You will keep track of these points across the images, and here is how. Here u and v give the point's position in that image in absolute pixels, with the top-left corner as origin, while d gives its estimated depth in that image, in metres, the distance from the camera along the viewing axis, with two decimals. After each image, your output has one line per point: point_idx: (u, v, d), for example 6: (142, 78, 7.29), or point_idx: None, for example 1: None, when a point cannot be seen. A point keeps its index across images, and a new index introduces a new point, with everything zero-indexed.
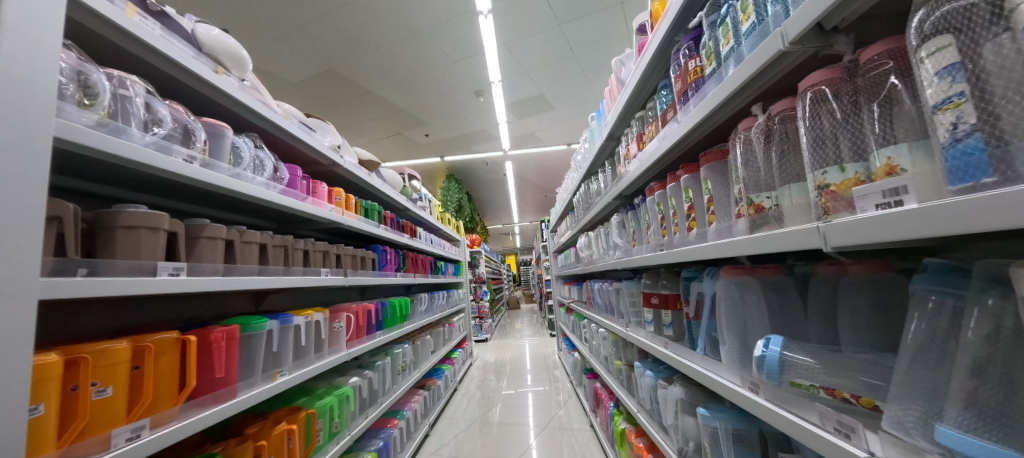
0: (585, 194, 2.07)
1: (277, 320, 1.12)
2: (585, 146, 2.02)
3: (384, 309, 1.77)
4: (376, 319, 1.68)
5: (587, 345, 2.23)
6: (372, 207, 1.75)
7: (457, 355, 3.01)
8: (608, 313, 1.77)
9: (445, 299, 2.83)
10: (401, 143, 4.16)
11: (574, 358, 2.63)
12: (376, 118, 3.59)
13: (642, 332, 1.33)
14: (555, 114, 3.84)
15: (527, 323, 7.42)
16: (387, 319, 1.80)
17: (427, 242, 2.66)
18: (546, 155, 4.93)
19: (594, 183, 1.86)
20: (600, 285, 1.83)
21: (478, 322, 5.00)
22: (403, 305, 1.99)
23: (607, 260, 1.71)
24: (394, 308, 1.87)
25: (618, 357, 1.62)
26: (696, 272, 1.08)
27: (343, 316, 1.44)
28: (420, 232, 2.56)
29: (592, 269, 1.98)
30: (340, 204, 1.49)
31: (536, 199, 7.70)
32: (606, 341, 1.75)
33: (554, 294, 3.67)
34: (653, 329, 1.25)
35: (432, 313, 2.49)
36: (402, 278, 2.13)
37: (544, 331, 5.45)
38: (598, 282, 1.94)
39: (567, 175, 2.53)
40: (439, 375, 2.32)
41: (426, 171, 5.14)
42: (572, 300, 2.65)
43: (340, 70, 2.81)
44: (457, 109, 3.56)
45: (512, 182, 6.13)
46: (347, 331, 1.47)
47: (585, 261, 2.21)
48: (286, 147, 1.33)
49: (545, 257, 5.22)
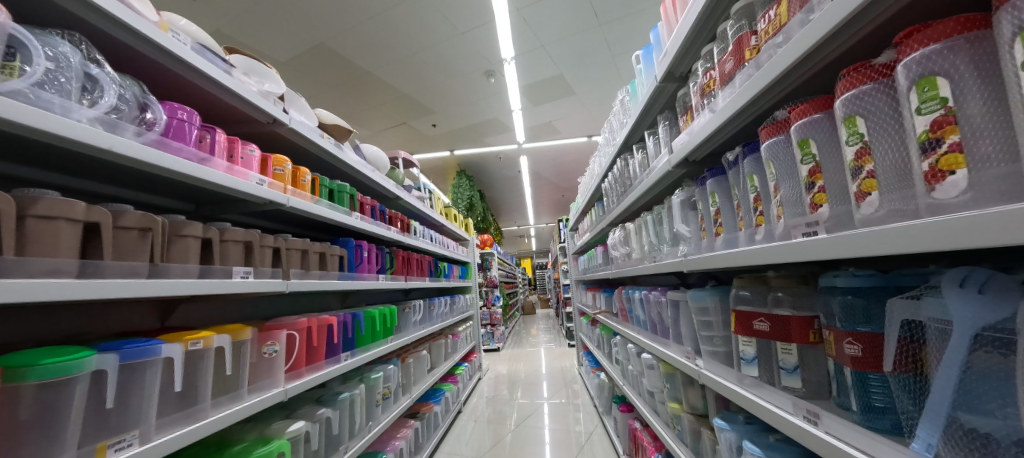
0: (620, 175, 1.65)
1: (121, 353, 0.71)
2: (622, 113, 1.61)
3: (357, 323, 1.42)
4: (342, 336, 1.33)
5: (619, 368, 1.80)
6: (341, 190, 1.41)
7: (464, 370, 2.64)
8: (654, 334, 1.35)
9: (448, 306, 2.47)
10: (407, 134, 3.85)
11: (600, 380, 2.20)
12: (378, 105, 3.29)
13: (728, 375, 0.90)
14: (575, 99, 3.42)
15: (543, 330, 6.98)
16: (363, 335, 1.45)
17: (428, 240, 2.31)
18: (565, 149, 4.51)
19: (637, 155, 1.43)
20: (642, 296, 1.42)
21: (489, 330, 4.61)
22: (386, 316, 1.63)
23: (660, 257, 1.29)
24: (373, 320, 1.52)
25: (673, 397, 1.20)
26: (865, 276, 0.64)
27: (280, 337, 1.07)
28: (419, 228, 2.21)
29: (629, 273, 1.56)
30: (280, 177, 1.13)
31: (553, 199, 7.28)
32: (654, 371, 1.33)
33: (575, 301, 3.24)
34: (759, 375, 0.83)
35: (431, 323, 2.12)
36: (391, 282, 1.78)
37: (562, 341, 4.98)
38: (637, 290, 1.53)
39: (594, 157, 2.12)
40: (438, 398, 1.93)
41: (435, 167, 4.82)
42: (598, 310, 2.23)
43: (331, 45, 2.50)
44: (466, 93, 3.20)
45: (527, 179, 5.72)
46: (287, 357, 1.10)
47: (618, 262, 1.79)
48: (198, 93, 0.96)
49: (564, 260, 4.78)
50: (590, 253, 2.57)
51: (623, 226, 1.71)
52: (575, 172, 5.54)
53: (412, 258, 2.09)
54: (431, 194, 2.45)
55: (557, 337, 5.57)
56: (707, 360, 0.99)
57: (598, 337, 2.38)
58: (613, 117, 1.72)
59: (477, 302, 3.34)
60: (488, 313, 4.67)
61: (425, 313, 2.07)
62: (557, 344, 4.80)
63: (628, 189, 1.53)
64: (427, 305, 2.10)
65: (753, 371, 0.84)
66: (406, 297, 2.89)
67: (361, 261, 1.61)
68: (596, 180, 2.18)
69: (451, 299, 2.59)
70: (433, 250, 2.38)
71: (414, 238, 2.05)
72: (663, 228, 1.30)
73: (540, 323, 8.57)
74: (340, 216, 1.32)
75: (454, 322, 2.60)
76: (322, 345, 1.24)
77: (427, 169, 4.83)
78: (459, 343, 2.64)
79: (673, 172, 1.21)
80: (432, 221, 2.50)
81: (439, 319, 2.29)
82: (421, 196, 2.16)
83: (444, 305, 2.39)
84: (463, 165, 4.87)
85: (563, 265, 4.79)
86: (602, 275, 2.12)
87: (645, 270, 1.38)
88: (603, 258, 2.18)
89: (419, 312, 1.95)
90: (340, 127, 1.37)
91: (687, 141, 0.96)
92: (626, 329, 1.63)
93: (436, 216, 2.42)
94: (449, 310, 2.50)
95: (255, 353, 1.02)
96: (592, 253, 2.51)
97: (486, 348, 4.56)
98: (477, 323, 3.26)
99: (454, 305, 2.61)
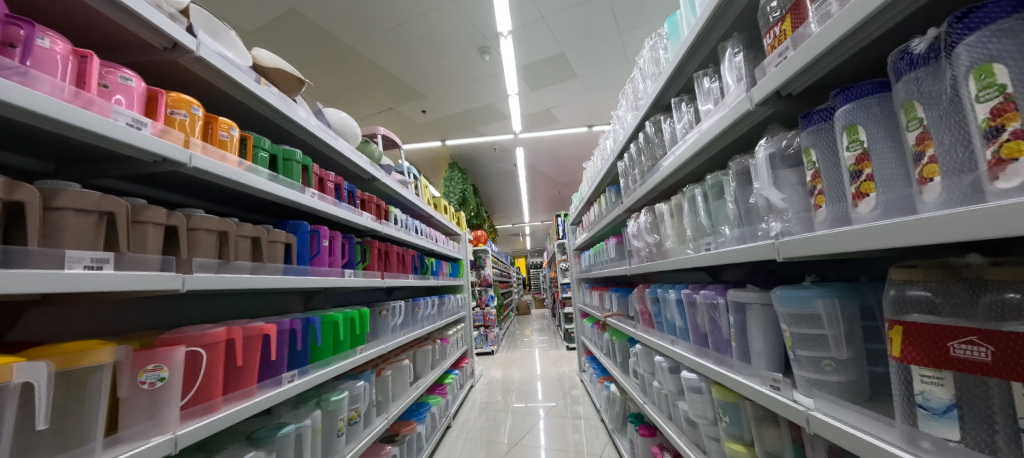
0: (647, 149, 1.40)
1: None
2: (646, 75, 1.35)
3: (308, 331, 1.18)
4: (291, 348, 1.10)
5: (640, 383, 1.56)
6: (291, 156, 1.14)
7: (454, 379, 2.36)
8: (702, 347, 1.10)
9: (436, 307, 2.21)
10: (395, 122, 3.55)
11: (609, 393, 1.94)
12: (361, 86, 2.99)
13: (862, 421, 0.62)
14: (577, 83, 3.16)
15: (538, 331, 6.72)
16: (317, 348, 1.21)
17: (412, 232, 2.05)
18: (563, 140, 4.25)
19: (682, 110, 1.14)
20: (684, 297, 1.15)
21: (483, 332, 4.32)
22: (352, 322, 1.38)
23: (705, 244, 1.04)
24: (331, 328, 1.27)
25: (733, 436, 0.95)
26: None
27: (171, 360, 0.75)
28: (402, 217, 1.95)
29: (659, 267, 1.32)
30: (176, 123, 0.82)
31: (549, 196, 7.03)
32: (698, 396, 1.08)
33: (575, 300, 3.01)
34: (959, 433, 0.49)
35: (415, 328, 1.85)
36: (365, 280, 1.50)
37: (559, 344, 4.72)
38: (672, 289, 1.27)
39: (613, 127, 1.81)
40: (422, 414, 1.65)
41: (425, 159, 4.53)
42: (609, 313, 1.98)
43: (304, 11, 2.19)
44: (458, 74, 2.91)
45: (523, 173, 5.45)
46: (185, 387, 0.81)
47: (642, 257, 1.54)
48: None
49: (562, 258, 4.53)
50: (597, 248, 2.33)
51: (647, 211, 1.47)
52: (573, 166, 5.28)
53: (388, 251, 1.80)
54: (416, 182, 2.18)
55: (553, 339, 5.30)
56: (814, 395, 0.72)
57: (607, 341, 2.14)
58: (640, 64, 1.39)
59: (470, 302, 3.07)
60: (481, 314, 4.38)
61: (408, 315, 1.81)
62: (554, 347, 4.53)
63: (657, 164, 1.29)
64: (410, 306, 1.83)
65: (950, 431, 0.49)
66: (388, 296, 2.61)
67: (320, 251, 1.29)
68: (608, 162, 1.93)
69: (441, 299, 2.32)
70: (421, 243, 2.13)
71: (394, 227, 1.79)
72: (716, 206, 1.03)
73: (535, 323, 8.30)
74: (288, 192, 1.07)
75: (443, 325, 2.34)
76: (257, 360, 0.99)
77: (417, 161, 4.53)
78: (450, 348, 2.38)
79: (726, 135, 0.96)
80: (420, 212, 2.23)
81: (425, 321, 2.03)
82: (403, 181, 1.89)
83: (431, 306, 2.12)
84: (456, 157, 4.58)
85: (561, 263, 4.54)
86: (616, 272, 1.87)
87: (683, 263, 1.13)
88: (617, 252, 1.94)
89: (399, 314, 1.69)
90: (285, 72, 1.11)
91: (762, 82, 0.72)
92: (656, 339, 1.38)
93: (423, 205, 2.16)
94: (437, 311, 2.24)
95: (128, 385, 0.70)
96: (600, 247, 2.27)
97: (479, 352, 4.28)
98: (470, 326, 2.99)
99: (442, 305, 2.34)
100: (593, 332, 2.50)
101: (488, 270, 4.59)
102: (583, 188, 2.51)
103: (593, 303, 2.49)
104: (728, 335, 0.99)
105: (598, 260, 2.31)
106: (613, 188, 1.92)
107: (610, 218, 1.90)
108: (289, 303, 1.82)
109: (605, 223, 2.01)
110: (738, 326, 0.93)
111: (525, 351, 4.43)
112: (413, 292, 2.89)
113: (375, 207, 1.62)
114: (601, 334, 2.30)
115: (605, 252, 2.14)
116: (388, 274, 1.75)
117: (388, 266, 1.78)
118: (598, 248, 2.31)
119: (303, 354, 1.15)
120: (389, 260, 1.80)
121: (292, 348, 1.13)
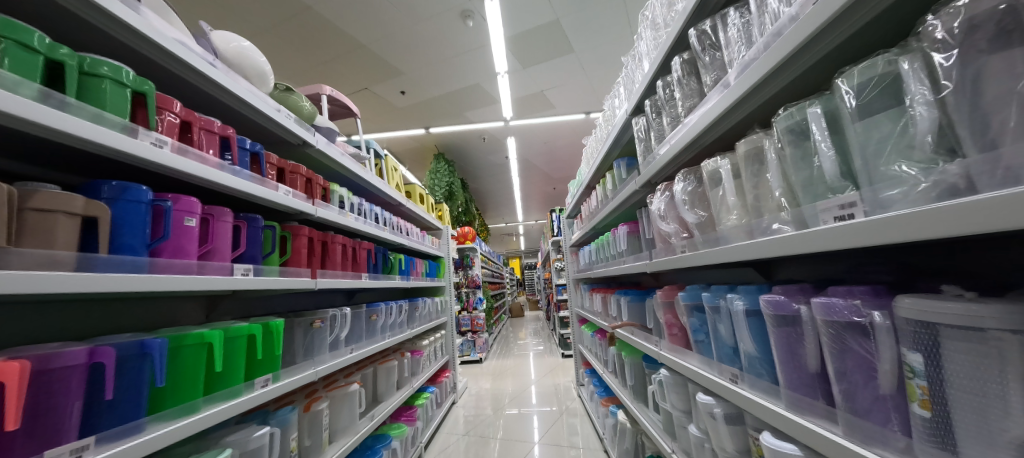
0: (688, 95, 1.04)
1: None
2: None
3: (146, 366, 0.77)
4: (104, 390, 0.70)
5: (664, 420, 1.24)
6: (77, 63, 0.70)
7: (430, 396, 2.02)
8: (827, 406, 0.68)
9: (404, 314, 1.86)
10: (371, 105, 3.13)
11: (617, 421, 1.60)
12: (326, 60, 2.57)
13: None
14: (573, 60, 2.80)
15: (531, 335, 6.36)
16: (162, 391, 0.80)
17: (372, 223, 1.71)
18: (558, 129, 3.90)
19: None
20: (773, 312, 0.76)
21: (470, 339, 3.91)
22: (252, 341, 1.02)
23: (807, 213, 0.68)
24: (191, 355, 0.85)
25: None
26: None
27: None
28: (353, 202, 1.61)
29: (711, 261, 0.97)
30: None
31: (541, 192, 6.68)
32: None
33: (571, 303, 2.68)
34: None
35: (375, 340, 1.54)
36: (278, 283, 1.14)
37: (555, 350, 4.35)
38: (740, 296, 0.88)
39: (633, 75, 1.42)
40: (381, 448, 1.32)
41: (408, 150, 4.13)
42: (616, 324, 1.63)
43: None
44: (440, 46, 2.53)
45: (515, 167, 5.09)
46: None
47: (674, 246, 1.20)
48: None
49: (556, 257, 4.17)
50: (600, 240, 1.98)
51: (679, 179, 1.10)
52: (567, 159, 4.94)
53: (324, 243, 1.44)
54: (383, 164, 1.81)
55: (548, 344, 4.93)
56: None
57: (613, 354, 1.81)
58: None
59: (452, 305, 2.69)
60: (469, 319, 3.99)
61: (356, 326, 1.47)
62: (549, 353, 4.17)
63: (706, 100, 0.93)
64: (358, 314, 1.50)
65: None
66: (348, 301, 2.22)
67: (179, 234, 0.91)
68: (617, 131, 1.59)
69: (412, 302, 1.97)
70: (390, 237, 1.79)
71: (337, 212, 1.45)
72: (873, 132, 0.54)
73: (529, 326, 7.92)
74: (107, 133, 0.69)
75: (415, 334, 1.99)
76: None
77: (399, 151, 4.13)
78: (424, 360, 2.03)
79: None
80: (388, 198, 1.88)
81: (388, 331, 1.70)
82: (355, 154, 1.60)
83: (395, 311, 1.78)
84: (442, 147, 4.19)
85: (555, 262, 4.18)
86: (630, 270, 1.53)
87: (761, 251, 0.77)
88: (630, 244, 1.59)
89: (343, 325, 1.36)
90: None
91: None
92: (699, 368, 1.04)
93: (389, 190, 1.81)
94: (406, 317, 1.90)
95: None
96: (606, 240, 1.93)
97: (466, 360, 3.89)
98: (453, 333, 2.62)
99: (413, 309, 1.99)
100: (594, 340, 2.17)
101: (476, 271, 4.20)
102: (580, 172, 2.17)
103: (594, 309, 2.15)
104: (896, 391, 0.56)
105: (604, 255, 1.96)
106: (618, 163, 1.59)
107: (618, 200, 1.56)
108: (199, 312, 1.41)
109: (611, 208, 1.65)
110: (928, 377, 0.50)
111: (517, 358, 4.06)
112: (384, 294, 2.50)
113: (298, 179, 1.28)
114: (603, 345, 1.98)
115: (614, 246, 1.79)
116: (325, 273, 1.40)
117: (325, 262, 1.43)
118: (603, 240, 1.96)
119: (139, 393, 0.75)
120: (326, 253, 1.45)
121: (98, 395, 0.70)
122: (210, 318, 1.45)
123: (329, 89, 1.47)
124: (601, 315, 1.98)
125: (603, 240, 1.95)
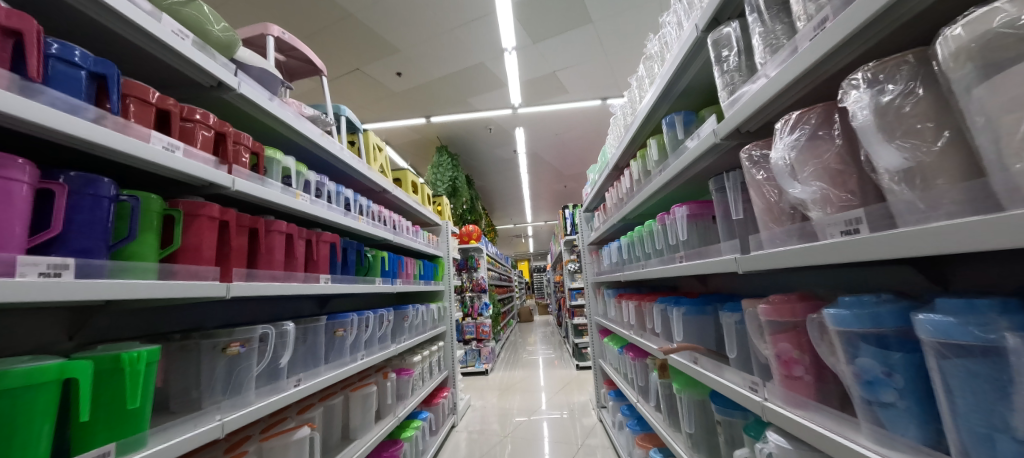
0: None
1: None
2: None
3: None
4: None
5: None
6: None
7: (423, 423, 1.68)
8: None
9: (386, 325, 1.60)
10: (365, 89, 2.83)
11: None
12: (313, 33, 2.27)
13: None
14: (592, 31, 2.45)
15: (540, 341, 5.99)
16: None
17: (335, 208, 1.38)
18: (572, 118, 3.55)
19: None
20: None
21: (475, 347, 3.57)
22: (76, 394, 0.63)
23: None
24: None
25: None
26: None
27: None
28: (305, 179, 1.30)
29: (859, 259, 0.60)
30: None
31: (551, 190, 6.34)
32: None
33: (590, 311, 2.32)
34: None
35: (336, 366, 1.26)
36: (161, 285, 0.75)
37: (568, 360, 3.98)
38: None
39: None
40: None
41: (409, 142, 3.83)
42: (664, 347, 1.25)
43: None
44: (439, 15, 2.21)
45: (523, 162, 4.75)
46: None
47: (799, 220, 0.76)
48: None
49: (570, 258, 3.81)
50: (637, 233, 1.61)
51: (854, 78, 0.61)
52: (580, 153, 4.59)
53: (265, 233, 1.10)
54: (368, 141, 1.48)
55: (560, 353, 4.55)
56: None
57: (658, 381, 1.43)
58: None
59: (452, 313, 2.35)
60: (474, 325, 3.65)
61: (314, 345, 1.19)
62: (561, 364, 3.80)
63: None
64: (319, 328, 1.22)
65: None
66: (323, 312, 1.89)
67: None
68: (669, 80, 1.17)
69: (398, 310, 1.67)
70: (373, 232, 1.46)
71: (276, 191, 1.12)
72: None
73: (539, 332, 7.52)
74: None
75: (404, 350, 1.68)
76: None
77: (399, 143, 3.82)
78: (416, 381, 1.71)
79: None
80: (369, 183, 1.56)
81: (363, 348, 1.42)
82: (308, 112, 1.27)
83: (372, 323, 1.49)
84: (445, 139, 3.87)
85: (569, 264, 3.82)
86: (690, 272, 1.15)
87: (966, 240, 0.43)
88: (690, 234, 1.20)
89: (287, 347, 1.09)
90: None
91: None
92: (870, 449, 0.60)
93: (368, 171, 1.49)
94: (387, 330, 1.62)
95: None
96: (645, 232, 1.56)
97: (471, 371, 3.54)
98: (454, 344, 2.29)
99: (399, 318, 1.70)
100: (623, 358, 1.80)
101: (482, 273, 3.87)
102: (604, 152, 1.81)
103: (624, 321, 1.78)
104: None
105: (643, 251, 1.58)
106: (666, 122, 1.22)
107: (669, 173, 1.18)
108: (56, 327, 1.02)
109: (656, 186, 1.28)
110: None
111: (527, 369, 3.70)
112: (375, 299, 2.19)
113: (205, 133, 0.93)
114: (639, 366, 1.61)
115: (662, 238, 1.40)
116: (257, 275, 1.04)
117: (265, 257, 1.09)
118: (641, 233, 1.58)
119: None
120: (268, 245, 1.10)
121: None
122: (72, 338, 1.06)
123: (277, 29, 1.28)
124: (635, 329, 1.61)
125: (642, 232, 1.57)
